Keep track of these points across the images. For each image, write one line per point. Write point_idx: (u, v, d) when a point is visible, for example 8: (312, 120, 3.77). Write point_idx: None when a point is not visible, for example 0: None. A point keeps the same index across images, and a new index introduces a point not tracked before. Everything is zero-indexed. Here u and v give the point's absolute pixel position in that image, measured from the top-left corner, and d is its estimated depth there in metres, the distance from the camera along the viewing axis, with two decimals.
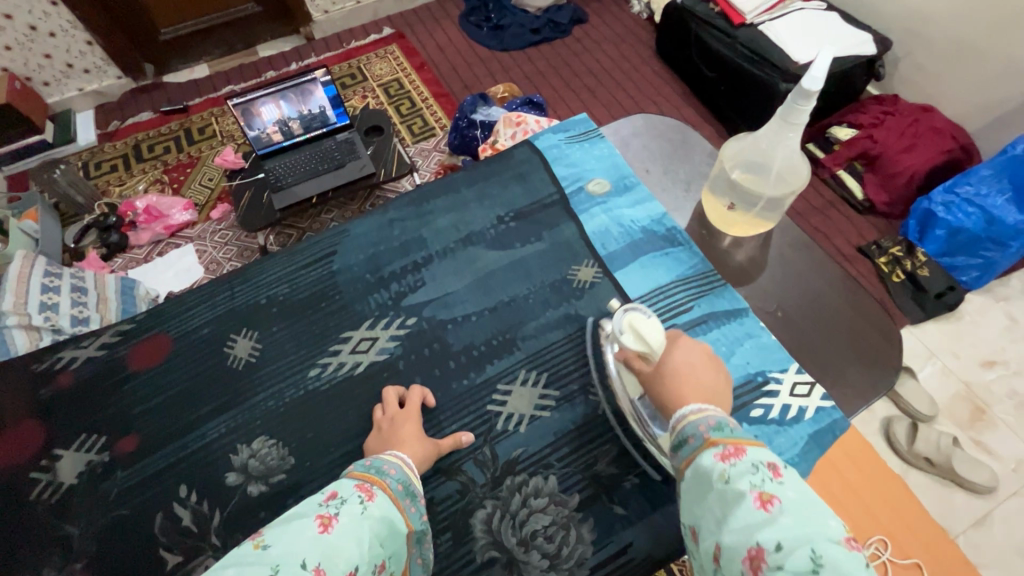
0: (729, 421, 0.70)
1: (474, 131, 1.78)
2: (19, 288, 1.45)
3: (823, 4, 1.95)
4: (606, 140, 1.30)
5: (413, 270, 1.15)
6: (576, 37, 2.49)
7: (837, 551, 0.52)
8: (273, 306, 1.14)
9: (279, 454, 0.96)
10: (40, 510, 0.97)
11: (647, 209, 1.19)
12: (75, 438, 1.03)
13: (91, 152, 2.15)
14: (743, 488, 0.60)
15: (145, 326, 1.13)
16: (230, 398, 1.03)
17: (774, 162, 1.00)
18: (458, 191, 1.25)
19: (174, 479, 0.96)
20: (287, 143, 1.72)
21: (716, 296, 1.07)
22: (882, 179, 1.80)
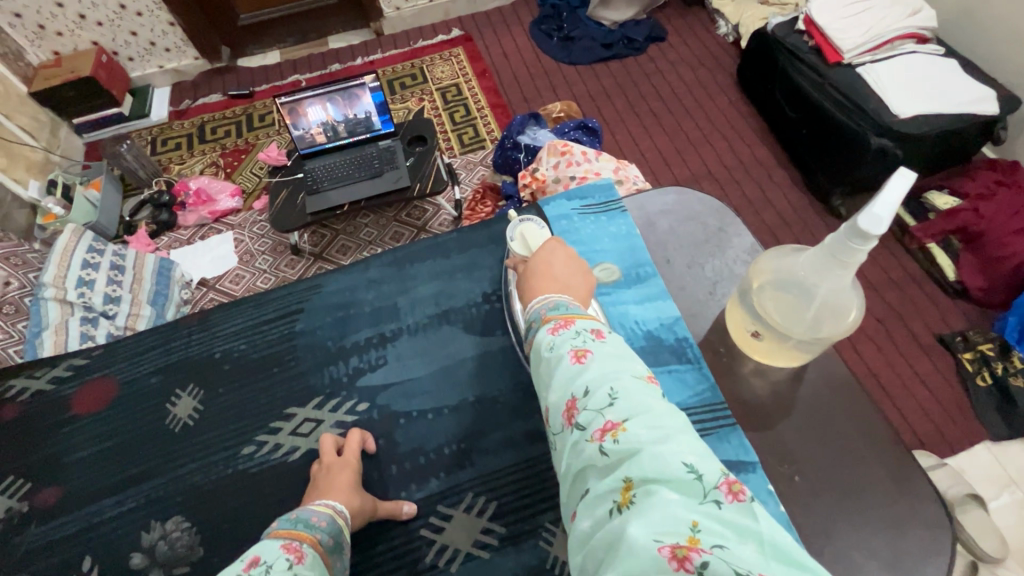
0: (567, 301, 0.69)
1: (519, 153, 1.69)
2: (63, 261, 1.51)
3: (940, 49, 1.68)
4: (626, 217, 1.09)
5: (378, 345, 1.05)
6: (650, 55, 2.32)
7: (635, 385, 0.55)
8: (226, 362, 1.07)
9: (188, 543, 0.88)
10: None
11: (658, 309, 0.95)
12: (2, 480, 1.00)
13: (161, 128, 2.25)
14: (564, 351, 0.60)
15: (94, 367, 1.09)
16: (155, 465, 0.97)
17: (818, 290, 0.72)
18: (448, 256, 1.14)
19: (79, 550, 0.90)
20: (331, 145, 1.71)
21: (717, 438, 0.81)
22: (981, 262, 1.53)
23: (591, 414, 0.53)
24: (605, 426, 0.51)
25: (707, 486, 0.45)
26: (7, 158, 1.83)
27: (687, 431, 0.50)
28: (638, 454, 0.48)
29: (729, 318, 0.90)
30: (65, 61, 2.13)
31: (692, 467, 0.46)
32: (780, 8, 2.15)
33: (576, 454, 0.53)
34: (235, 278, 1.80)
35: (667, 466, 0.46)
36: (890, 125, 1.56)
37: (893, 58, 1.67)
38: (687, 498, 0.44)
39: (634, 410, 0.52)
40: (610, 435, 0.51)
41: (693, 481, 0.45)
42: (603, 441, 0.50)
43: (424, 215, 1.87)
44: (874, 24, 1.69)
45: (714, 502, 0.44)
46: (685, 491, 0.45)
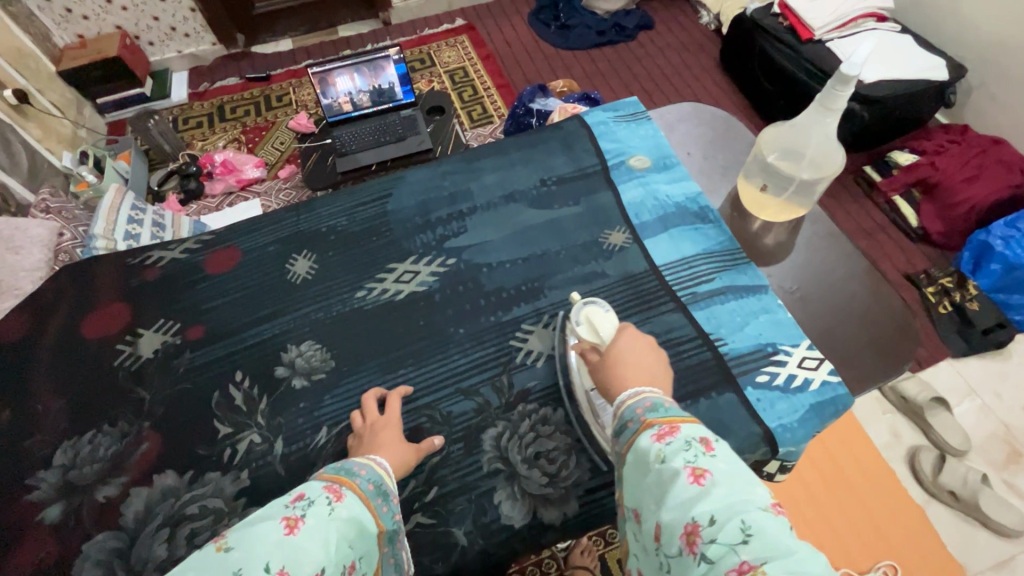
0: (664, 403, 0.71)
1: (530, 119, 1.85)
2: (109, 216, 1.61)
3: (896, 27, 1.92)
4: (653, 123, 1.31)
5: (457, 218, 1.19)
6: (641, 41, 2.53)
7: (764, 517, 0.54)
8: (331, 234, 1.20)
9: (322, 356, 1.03)
10: (120, 374, 1.04)
11: (685, 187, 1.19)
12: (156, 321, 1.11)
13: (182, 109, 2.36)
14: (677, 465, 0.61)
15: (222, 239, 1.21)
16: (278, 308, 1.10)
17: (808, 149, 1.03)
18: (506, 153, 1.28)
19: (231, 364, 1.04)
20: (356, 114, 1.85)
21: (738, 271, 1.06)
22: (939, 209, 1.76)
23: (722, 549, 0.53)
24: (739, 563, 0.51)
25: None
26: (41, 130, 1.92)
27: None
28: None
29: (739, 189, 1.19)
30: (91, 44, 2.23)
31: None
32: None
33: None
34: None
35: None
36: (858, 91, 1.77)
37: (857, 35, 1.90)
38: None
39: (771, 549, 0.51)
40: None
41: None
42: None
43: None
44: (840, 5, 1.92)
45: None
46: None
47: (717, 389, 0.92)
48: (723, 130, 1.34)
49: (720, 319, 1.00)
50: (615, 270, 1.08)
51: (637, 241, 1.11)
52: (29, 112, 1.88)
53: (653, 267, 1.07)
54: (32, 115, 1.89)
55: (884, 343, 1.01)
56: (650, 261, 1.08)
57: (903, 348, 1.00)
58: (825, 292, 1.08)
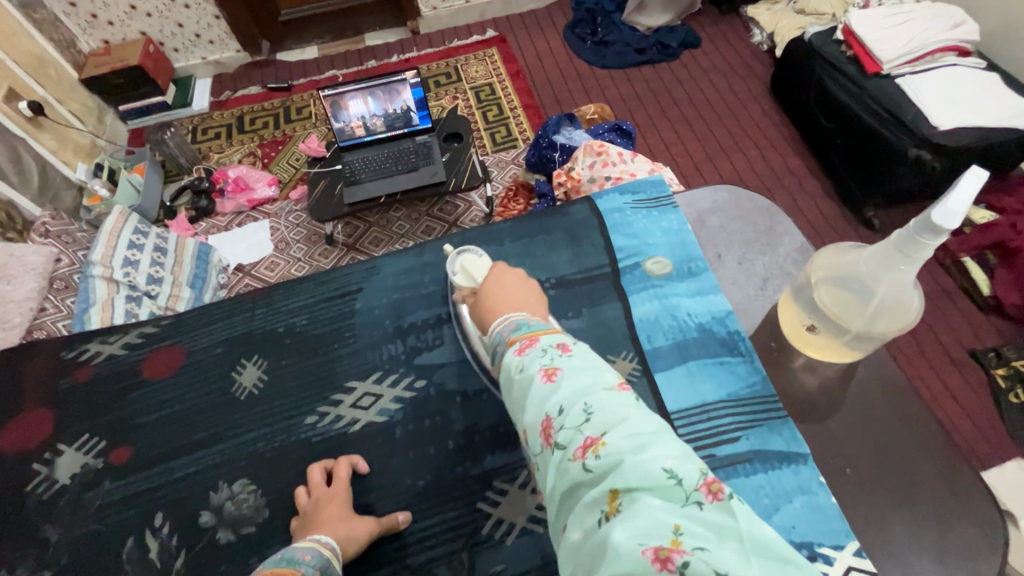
0: (529, 320, 0.66)
1: (553, 153, 1.70)
2: (109, 242, 1.57)
3: (982, 62, 1.67)
4: (677, 213, 1.15)
5: (433, 328, 1.07)
6: (684, 61, 2.33)
7: (607, 395, 0.51)
8: (286, 337, 1.10)
9: (255, 503, 0.92)
10: (29, 504, 0.98)
11: (709, 303, 1.02)
12: (79, 437, 1.04)
13: (202, 118, 2.31)
14: (532, 370, 0.56)
15: (163, 336, 1.14)
16: (224, 429, 1.01)
17: (875, 292, 0.75)
18: (501, 243, 1.15)
19: (153, 504, 0.95)
20: (368, 138, 1.75)
21: (768, 430, 0.86)
22: (1016, 278, 1.51)
23: (570, 433, 0.50)
24: (583, 442, 0.48)
25: (688, 489, 0.43)
26: (57, 141, 1.89)
27: (671, 436, 0.48)
28: (620, 466, 0.45)
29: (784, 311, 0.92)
30: (115, 50, 2.20)
31: (675, 473, 0.44)
32: (817, 17, 2.15)
33: (558, 475, 0.50)
34: (271, 265, 1.84)
35: (648, 474, 0.44)
36: (929, 137, 1.54)
37: (933, 70, 1.66)
38: (670, 503, 0.42)
39: (611, 421, 0.48)
40: (590, 451, 0.47)
41: (675, 486, 0.43)
42: (585, 458, 0.47)
43: (455, 211, 1.90)
44: (916, 35, 1.69)
45: (695, 504, 0.42)
46: (669, 497, 0.43)
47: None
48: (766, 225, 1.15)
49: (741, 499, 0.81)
50: None
51: (646, 374, 0.95)
52: (46, 123, 1.86)
53: (663, 413, 0.90)
54: (48, 126, 1.87)
55: (959, 554, 0.78)
56: (659, 403, 0.91)
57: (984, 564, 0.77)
58: (884, 469, 0.84)
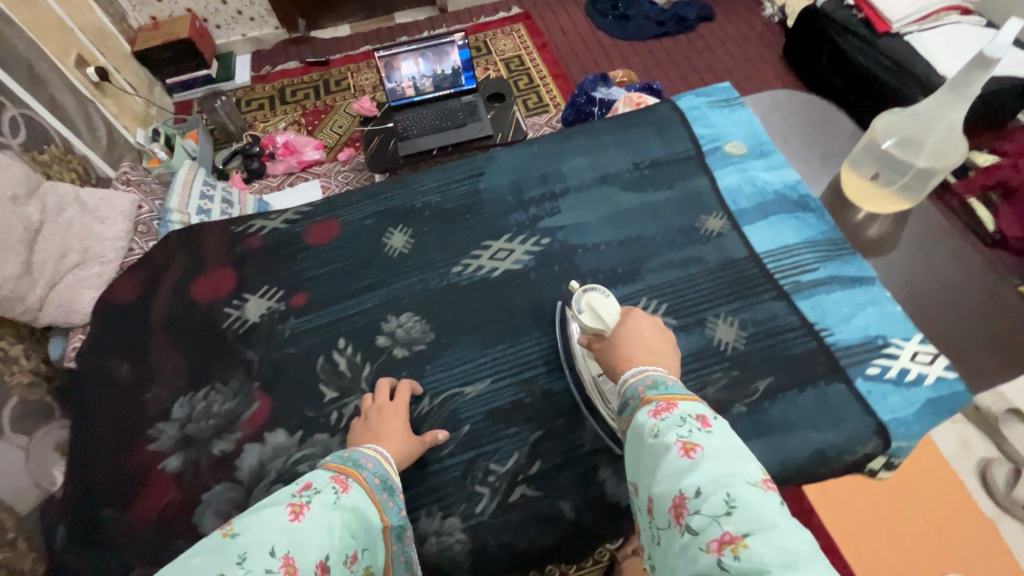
0: (666, 379, 0.72)
1: (592, 108, 1.84)
2: (184, 193, 1.66)
3: (983, 20, 1.81)
4: (747, 111, 1.28)
5: (551, 199, 1.18)
6: (700, 32, 2.48)
7: (751, 492, 0.55)
8: (426, 211, 1.20)
9: (422, 328, 1.04)
10: (229, 337, 1.07)
11: (783, 175, 1.16)
12: (261, 287, 1.13)
13: (244, 91, 2.43)
14: (670, 439, 0.62)
15: (320, 211, 1.22)
16: (379, 280, 1.11)
17: (929, 140, 1.02)
18: (597, 136, 1.25)
19: (338, 331, 1.05)
20: (418, 98, 1.86)
21: (843, 262, 1.02)
22: (1018, 214, 1.68)
23: (706, 519, 0.54)
24: (722, 535, 0.52)
25: None
26: (118, 106, 2.00)
27: (814, 553, 0.51)
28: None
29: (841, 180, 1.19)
30: (163, 25, 2.31)
31: None
32: None
33: (687, 560, 0.54)
34: None
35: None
36: (937, 86, 1.69)
37: (938, 28, 1.81)
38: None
39: (757, 524, 0.52)
40: (729, 550, 0.51)
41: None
42: (722, 555, 0.51)
43: None
44: None
45: None
46: None
47: (820, 382, 0.89)
48: (820, 118, 1.37)
49: (825, 309, 0.97)
50: (713, 255, 1.05)
51: (735, 227, 1.08)
52: (108, 89, 1.97)
53: (753, 253, 1.04)
54: (110, 91, 1.98)
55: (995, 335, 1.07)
56: (749, 247, 1.05)
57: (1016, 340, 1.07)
58: (931, 288, 1.12)
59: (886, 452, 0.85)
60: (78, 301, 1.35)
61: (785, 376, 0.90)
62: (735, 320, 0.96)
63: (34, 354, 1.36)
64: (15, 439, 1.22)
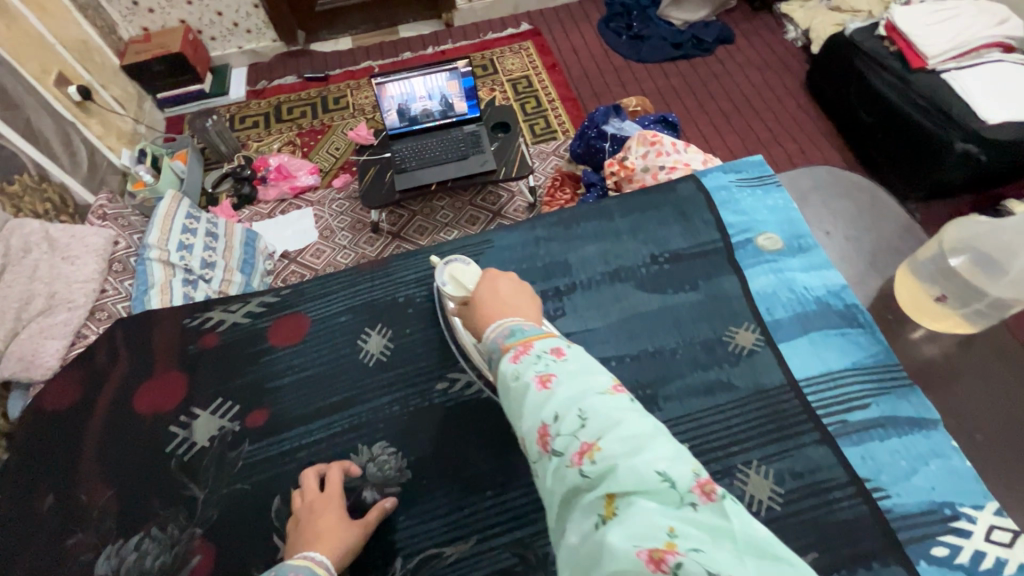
0: (522, 324, 0.67)
1: (603, 143, 1.72)
2: (165, 224, 1.57)
3: None
4: (781, 191, 1.19)
5: (556, 296, 1.07)
6: (718, 56, 2.35)
7: (601, 399, 0.53)
8: (408, 306, 1.15)
9: (398, 465, 0.96)
10: (173, 464, 0.98)
11: (824, 278, 1.06)
12: (211, 401, 1.05)
13: (239, 107, 2.32)
14: (528, 376, 0.58)
15: (287, 303, 1.17)
16: (357, 393, 1.04)
17: (1011, 268, 0.99)
18: (611, 219, 1.18)
19: (291, 471, 0.96)
20: (417, 128, 1.77)
21: (898, 397, 0.91)
22: None
23: (566, 439, 0.51)
24: (580, 447, 0.50)
25: (681, 491, 0.46)
26: (102, 127, 1.89)
27: (661, 434, 0.51)
28: (616, 472, 0.47)
29: (901, 292, 1.16)
30: (155, 37, 2.20)
31: (666, 475, 0.47)
32: (855, 14, 2.16)
33: (556, 479, 0.52)
34: (316, 252, 1.84)
35: (642, 476, 0.47)
36: (978, 131, 1.56)
37: (979, 65, 1.68)
38: (666, 507, 0.45)
39: (606, 425, 0.51)
40: (586, 458, 0.49)
41: (669, 489, 0.46)
42: (581, 465, 0.49)
43: (498, 200, 1.92)
44: (960, 31, 1.72)
45: (689, 506, 0.45)
46: (663, 501, 0.46)
47: (877, 560, 0.78)
48: (865, 203, 1.35)
49: (878, 461, 0.86)
50: (744, 380, 0.95)
51: (770, 344, 0.98)
52: (92, 108, 1.87)
53: (791, 381, 0.94)
54: (95, 111, 1.88)
55: None
56: (788, 372, 0.95)
57: None
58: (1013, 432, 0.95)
59: None
60: (40, 354, 1.23)
61: (827, 551, 0.79)
62: (769, 471, 0.86)
63: None
64: None
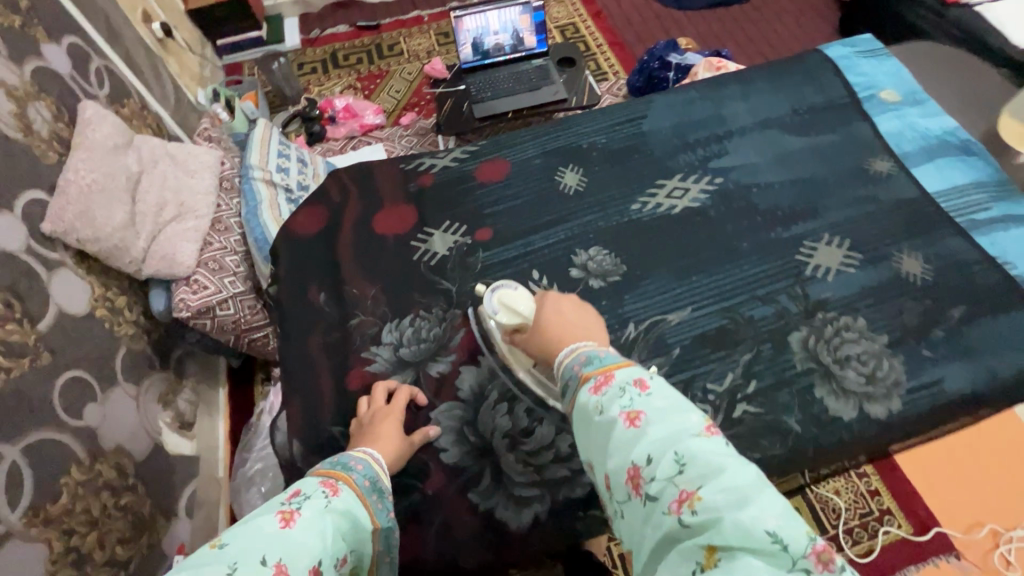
0: (598, 352, 0.69)
1: (667, 73, 1.84)
2: (262, 148, 1.65)
3: None
4: (895, 59, 1.27)
5: (716, 141, 1.15)
6: (754, 3, 2.47)
7: (697, 444, 0.56)
8: (593, 150, 1.17)
9: (614, 261, 1.02)
10: (421, 270, 1.05)
11: (941, 121, 1.16)
12: (443, 222, 1.10)
13: (296, 54, 2.39)
14: (614, 413, 0.60)
15: (487, 150, 1.19)
16: (564, 213, 1.09)
17: None
18: (751, 82, 1.23)
19: (527, 265, 1.04)
20: (490, 62, 1.87)
21: (1013, 204, 1.04)
22: None
23: (662, 485, 0.55)
24: (678, 495, 0.54)
25: (792, 552, 0.49)
26: (178, 66, 1.96)
27: (763, 486, 0.53)
28: (719, 523, 0.51)
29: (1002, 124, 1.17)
30: None
31: (775, 533, 0.49)
32: None
33: (651, 525, 0.55)
34: None
35: (749, 534, 0.50)
36: (1012, 55, 1.71)
37: None
38: (774, 566, 0.48)
39: (706, 474, 0.53)
40: (687, 506, 0.53)
41: (779, 550, 0.49)
42: (682, 514, 0.53)
43: None
44: None
45: (803, 570, 0.48)
46: (771, 558, 0.49)
47: (1003, 310, 0.93)
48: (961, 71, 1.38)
49: (1004, 247, 0.99)
50: (889, 194, 1.06)
51: (904, 169, 1.09)
52: (170, 47, 1.94)
53: (925, 194, 1.05)
54: (171, 50, 1.94)
55: None
56: (921, 188, 1.06)
57: None
58: None
59: None
60: (180, 254, 1.34)
61: (967, 314, 0.93)
62: (919, 255, 0.99)
63: (136, 306, 1.34)
64: (128, 389, 1.24)
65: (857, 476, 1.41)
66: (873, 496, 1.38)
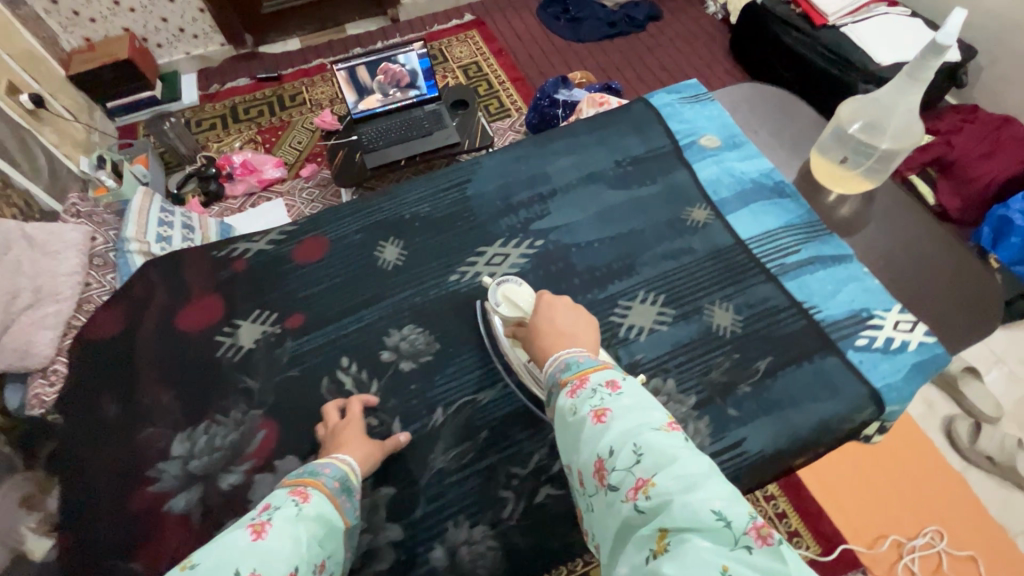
0: (577, 357, 0.75)
1: (556, 110, 1.86)
2: (139, 219, 1.54)
3: (908, 11, 1.96)
4: (715, 104, 1.41)
5: (538, 202, 1.27)
6: (650, 32, 2.55)
7: (655, 435, 0.61)
8: (415, 221, 1.28)
9: (425, 339, 1.12)
10: (224, 365, 1.12)
11: (757, 164, 1.30)
12: (252, 311, 1.18)
13: (194, 110, 2.33)
14: (585, 411, 0.67)
15: (306, 229, 1.28)
16: (380, 291, 1.19)
17: (889, 126, 1.20)
18: (581, 141, 1.35)
19: (336, 350, 1.12)
20: (380, 109, 1.83)
21: (824, 242, 1.17)
22: (956, 185, 1.77)
23: (622, 474, 0.60)
24: (636, 483, 0.58)
25: (736, 530, 0.51)
26: (57, 135, 1.88)
27: (714, 474, 0.57)
28: (669, 506, 0.55)
29: (815, 169, 1.35)
30: (99, 46, 2.20)
31: (721, 513, 0.52)
32: None
33: (614, 512, 0.60)
34: None
35: (697, 515, 0.53)
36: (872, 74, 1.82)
37: (869, 19, 1.96)
38: (721, 546, 0.50)
39: (660, 463, 0.58)
40: (642, 493, 0.57)
41: (723, 528, 0.51)
42: (637, 500, 0.57)
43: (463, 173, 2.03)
44: None
45: (745, 547, 0.50)
46: (718, 539, 0.51)
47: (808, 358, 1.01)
48: (781, 106, 1.53)
49: (810, 288, 1.10)
50: (702, 244, 1.17)
51: (719, 217, 1.21)
52: (45, 116, 1.86)
53: (739, 242, 1.17)
54: (47, 119, 1.86)
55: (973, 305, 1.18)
56: (735, 235, 1.18)
57: (987, 314, 1.17)
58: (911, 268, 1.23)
59: (880, 418, 0.98)
60: (35, 344, 1.26)
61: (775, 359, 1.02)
62: (729, 306, 1.08)
63: None
64: None
65: (763, 498, 1.39)
66: (781, 519, 1.35)
